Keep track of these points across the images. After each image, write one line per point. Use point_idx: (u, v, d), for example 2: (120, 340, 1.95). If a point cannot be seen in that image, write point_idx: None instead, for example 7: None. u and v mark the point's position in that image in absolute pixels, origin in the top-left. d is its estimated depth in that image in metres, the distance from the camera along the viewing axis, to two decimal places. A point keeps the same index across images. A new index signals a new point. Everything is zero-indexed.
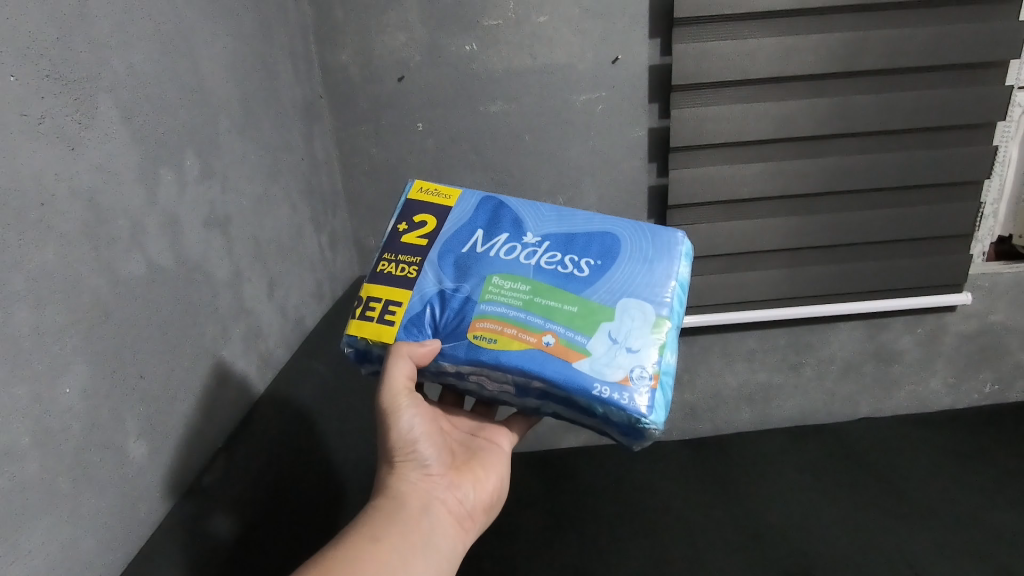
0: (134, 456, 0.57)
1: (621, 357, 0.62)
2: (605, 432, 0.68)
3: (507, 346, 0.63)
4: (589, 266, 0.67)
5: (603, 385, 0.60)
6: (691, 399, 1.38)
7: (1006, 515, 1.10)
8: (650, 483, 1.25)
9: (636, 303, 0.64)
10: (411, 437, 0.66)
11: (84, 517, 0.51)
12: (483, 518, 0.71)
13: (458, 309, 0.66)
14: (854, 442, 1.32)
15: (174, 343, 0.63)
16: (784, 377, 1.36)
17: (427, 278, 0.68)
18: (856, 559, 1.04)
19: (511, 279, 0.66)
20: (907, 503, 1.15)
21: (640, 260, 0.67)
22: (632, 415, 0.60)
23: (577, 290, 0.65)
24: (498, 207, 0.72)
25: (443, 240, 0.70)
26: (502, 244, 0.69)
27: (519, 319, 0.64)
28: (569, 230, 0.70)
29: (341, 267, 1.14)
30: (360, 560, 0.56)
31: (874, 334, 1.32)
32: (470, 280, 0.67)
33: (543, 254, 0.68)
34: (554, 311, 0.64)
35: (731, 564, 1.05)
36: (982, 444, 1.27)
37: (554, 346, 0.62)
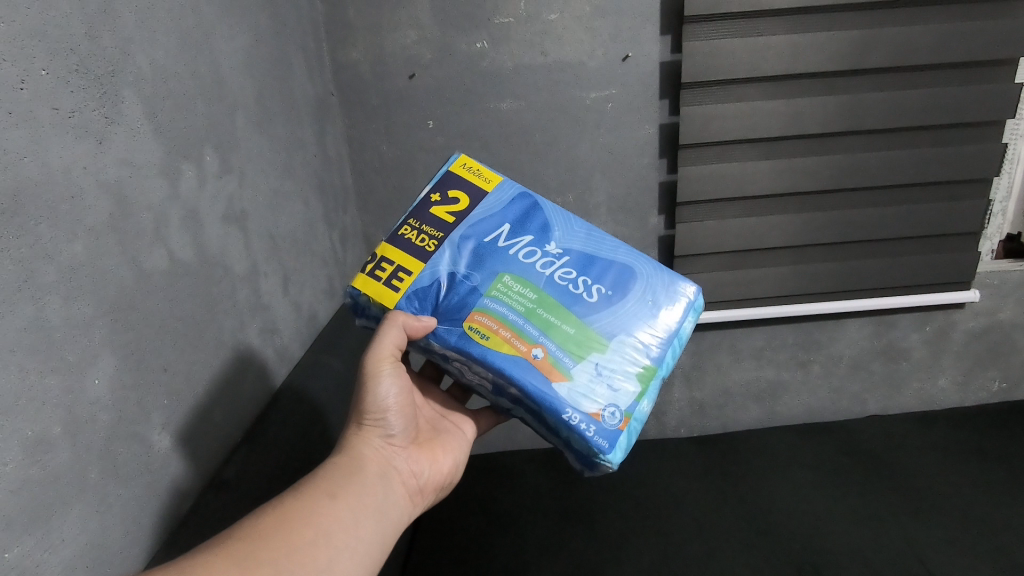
0: (159, 448, 0.57)
1: (600, 390, 0.63)
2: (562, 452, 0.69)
3: (497, 346, 0.64)
4: (600, 293, 0.67)
5: (575, 411, 0.61)
6: (699, 396, 1.38)
7: (1017, 511, 1.10)
8: (660, 479, 1.25)
9: (629, 344, 0.65)
10: (386, 404, 0.66)
11: (112, 507, 0.51)
12: (432, 496, 0.70)
13: (463, 297, 0.66)
14: (863, 439, 1.32)
15: (195, 336, 0.63)
16: (792, 374, 1.37)
17: (442, 257, 0.68)
18: (867, 555, 1.04)
19: (521, 284, 0.67)
20: (917, 500, 1.15)
21: (648, 302, 0.68)
22: (592, 448, 0.61)
23: (580, 313, 0.66)
24: (532, 208, 0.72)
25: (470, 223, 0.70)
26: (523, 246, 0.69)
27: (516, 325, 0.64)
28: (592, 251, 0.70)
29: (352, 263, 1.15)
30: (313, 512, 0.55)
31: (882, 332, 1.32)
32: (481, 271, 0.67)
33: (559, 267, 0.68)
34: (552, 326, 0.65)
35: (742, 559, 1.05)
36: (992, 441, 1.28)
37: (540, 360, 0.63)
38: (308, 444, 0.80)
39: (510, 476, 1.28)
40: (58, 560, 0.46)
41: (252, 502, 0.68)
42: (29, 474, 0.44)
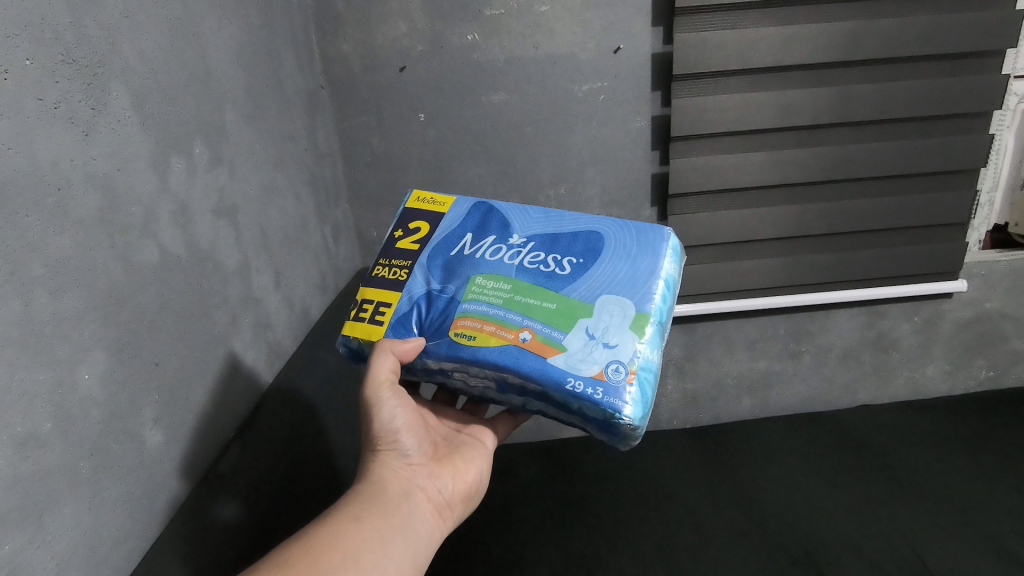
0: (153, 444, 0.57)
1: (598, 352, 0.61)
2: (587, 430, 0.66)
3: (485, 342, 0.63)
4: (571, 264, 0.67)
5: (577, 379, 0.60)
6: (691, 388, 1.39)
7: (1005, 496, 1.12)
8: (654, 470, 1.26)
9: (615, 300, 0.63)
10: (394, 426, 0.66)
11: (105, 503, 0.51)
12: (461, 508, 0.69)
13: (443, 309, 0.67)
14: (853, 428, 1.34)
15: (187, 331, 0.63)
16: (783, 365, 1.38)
17: (416, 281, 0.69)
18: (858, 542, 1.05)
19: (494, 278, 0.67)
20: (907, 487, 1.16)
21: (622, 258, 0.67)
22: (606, 411, 0.59)
23: (558, 288, 0.65)
24: (489, 210, 0.73)
25: (433, 244, 0.71)
26: (488, 246, 0.70)
27: (498, 317, 0.64)
28: (555, 231, 0.70)
29: (344, 258, 1.14)
30: (338, 539, 0.54)
31: (872, 322, 1.33)
32: (455, 280, 0.68)
33: (527, 254, 0.68)
34: (533, 308, 0.64)
35: (735, 547, 1.06)
36: (980, 428, 1.29)
37: (530, 342, 0.62)
38: (303, 440, 0.80)
39: (506, 470, 1.29)
40: (51, 556, 0.46)
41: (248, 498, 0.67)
42: (20, 469, 0.44)
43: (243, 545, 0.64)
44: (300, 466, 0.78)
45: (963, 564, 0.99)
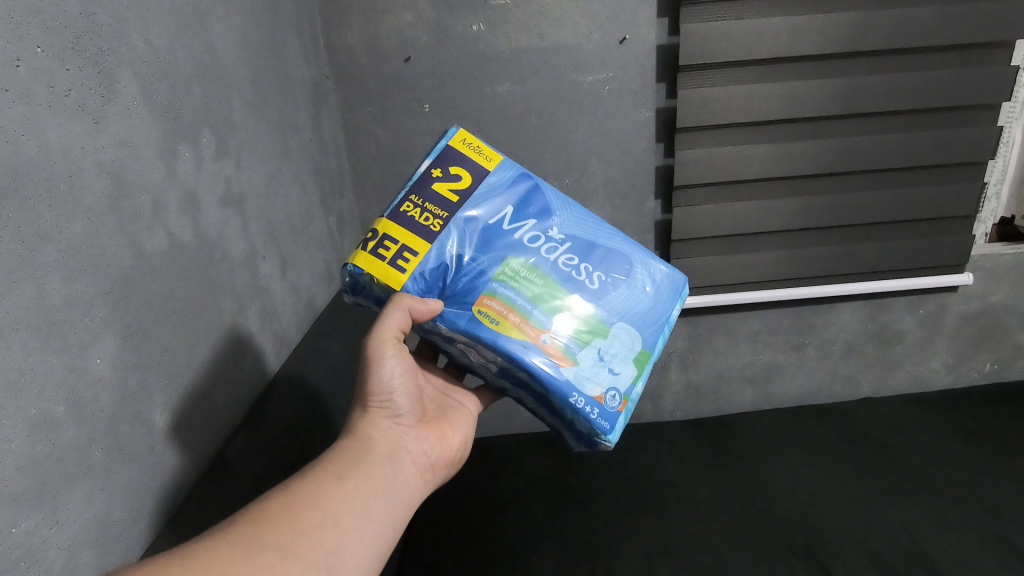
0: (163, 430, 0.58)
1: (603, 375, 0.65)
2: (557, 430, 0.72)
3: (506, 331, 0.64)
4: (600, 280, 0.68)
5: (580, 395, 0.63)
6: (694, 380, 1.40)
7: (1007, 489, 1.12)
8: (656, 461, 1.27)
9: (629, 331, 0.67)
10: (390, 385, 0.66)
11: (117, 486, 0.52)
12: (444, 474, 0.71)
13: (469, 281, 0.66)
14: (856, 420, 1.34)
15: (195, 318, 0.63)
16: (786, 358, 1.38)
17: (448, 238, 0.66)
18: (859, 533, 1.06)
19: (528, 268, 0.67)
20: (910, 479, 1.17)
21: (646, 289, 0.69)
22: (594, 429, 0.63)
23: (583, 299, 0.67)
24: (534, 189, 0.71)
25: (474, 203, 0.68)
26: (527, 229, 0.69)
27: (524, 310, 0.65)
28: (595, 238, 0.71)
29: (349, 248, 1.15)
30: (322, 497, 0.54)
31: (876, 315, 1.33)
32: (488, 254, 0.67)
33: (562, 253, 0.69)
34: (558, 312, 0.66)
35: (737, 539, 1.07)
36: (983, 421, 1.29)
37: (548, 345, 0.64)
38: (309, 426, 0.81)
39: (509, 459, 1.30)
40: (65, 537, 0.47)
41: (254, 483, 0.68)
42: (35, 451, 0.44)
43: None
44: (305, 451, 0.79)
45: (964, 557, 1.00)
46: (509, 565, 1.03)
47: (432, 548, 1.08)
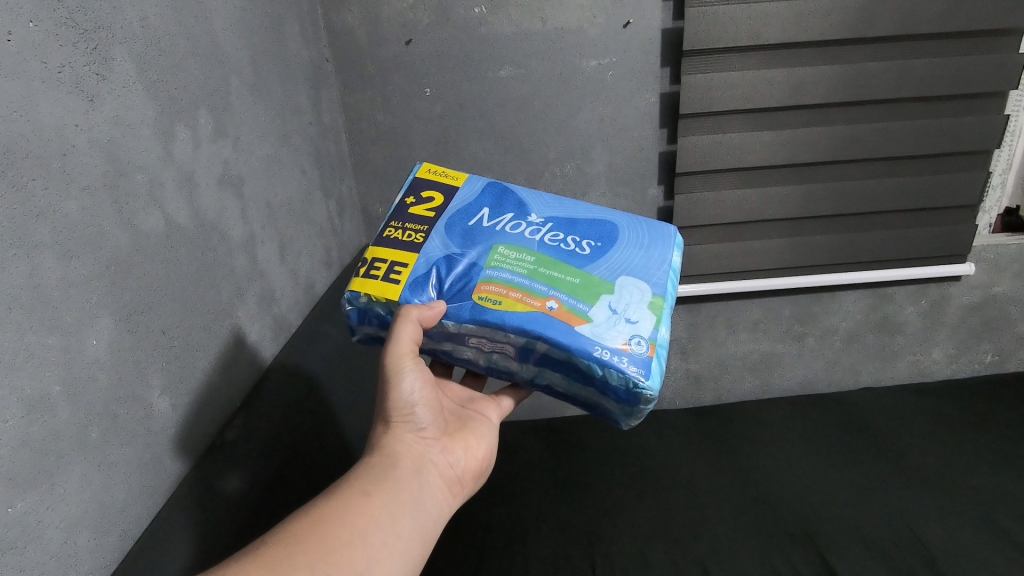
0: (157, 416, 0.57)
1: (620, 326, 0.62)
2: (598, 405, 0.67)
3: (511, 307, 0.62)
4: (590, 245, 0.68)
5: (603, 348, 0.60)
6: (694, 368, 1.40)
7: (1005, 479, 1.12)
8: (655, 448, 1.27)
9: (634, 281, 0.65)
10: (411, 399, 0.66)
11: (112, 469, 0.52)
12: (471, 485, 0.70)
13: (463, 273, 0.65)
14: (855, 408, 1.34)
15: (193, 300, 0.63)
16: (787, 347, 1.38)
17: (434, 245, 0.68)
18: (856, 520, 1.06)
19: (517, 249, 0.67)
20: (908, 468, 1.17)
21: (638, 246, 0.69)
22: (629, 379, 0.59)
23: (579, 264, 0.66)
24: (504, 191, 0.74)
25: (450, 213, 0.71)
26: (507, 221, 0.70)
27: (523, 285, 0.64)
28: (572, 215, 0.72)
29: (349, 233, 1.14)
30: (349, 513, 0.54)
31: (877, 304, 1.33)
32: (475, 247, 0.67)
33: (546, 232, 0.69)
34: (557, 280, 0.64)
35: (735, 527, 1.07)
36: (983, 410, 1.30)
37: (556, 310, 0.62)
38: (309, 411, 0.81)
39: (509, 446, 1.30)
40: (62, 516, 0.47)
41: (254, 466, 0.68)
42: (31, 430, 0.44)
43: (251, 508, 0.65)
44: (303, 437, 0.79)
45: (960, 547, 1.00)
46: (508, 550, 1.04)
47: None
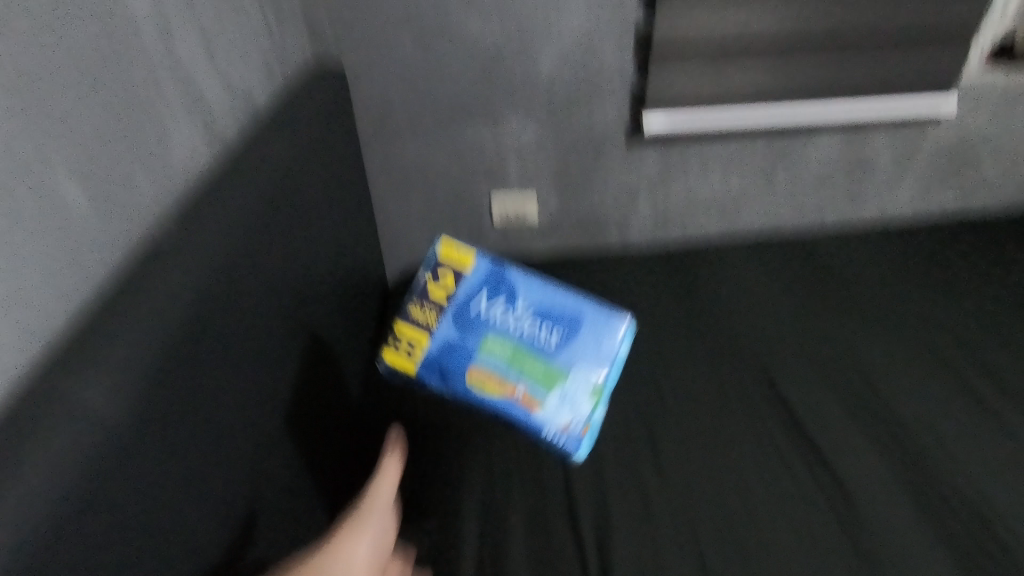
0: (115, 194, 0.59)
1: (568, 412, 0.89)
2: (553, 452, 0.96)
3: (492, 391, 0.91)
4: (557, 339, 0.90)
5: (552, 428, 0.89)
6: (666, 207, 1.48)
7: (940, 306, 1.24)
8: (623, 288, 1.35)
9: (586, 372, 0.89)
10: (379, 528, 0.63)
11: (67, 234, 0.54)
12: None
13: (461, 361, 0.92)
14: (817, 251, 1.44)
15: (94, 81, 0.57)
16: (757, 186, 1.45)
17: (444, 330, 0.94)
18: (797, 346, 1.16)
19: (502, 340, 0.92)
20: (854, 303, 1.26)
21: (594, 337, 0.90)
22: (566, 450, 0.90)
23: (546, 357, 0.90)
24: (502, 274, 0.93)
25: (456, 300, 0.94)
26: (498, 308, 0.92)
27: (502, 373, 0.91)
28: (551, 304, 0.92)
29: (290, 45, 1.04)
30: None
31: (853, 143, 1.39)
32: (472, 335, 0.92)
33: (525, 321, 0.91)
34: (528, 369, 0.90)
35: (686, 355, 1.14)
36: (940, 254, 1.39)
37: (523, 397, 0.90)
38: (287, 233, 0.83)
39: None
40: None
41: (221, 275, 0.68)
42: None
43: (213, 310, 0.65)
44: (281, 257, 0.82)
45: (888, 369, 1.10)
46: None
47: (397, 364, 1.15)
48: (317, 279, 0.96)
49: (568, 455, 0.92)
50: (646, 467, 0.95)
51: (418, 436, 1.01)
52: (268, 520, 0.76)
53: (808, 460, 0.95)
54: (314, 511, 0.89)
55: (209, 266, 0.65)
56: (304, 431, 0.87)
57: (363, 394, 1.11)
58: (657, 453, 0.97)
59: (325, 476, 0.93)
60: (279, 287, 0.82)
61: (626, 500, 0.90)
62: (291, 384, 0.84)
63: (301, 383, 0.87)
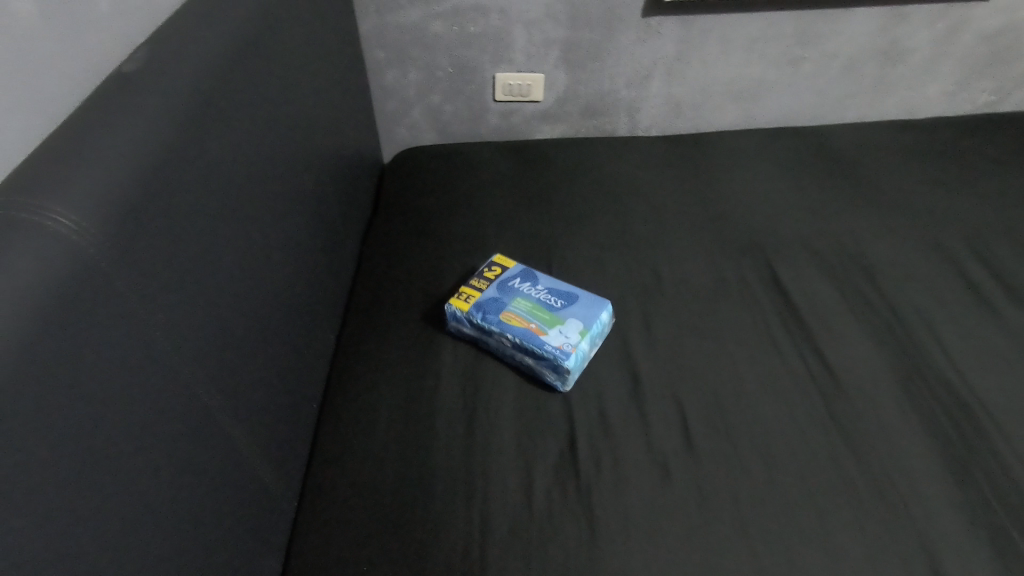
0: (64, 12, 0.53)
1: (560, 338, 0.88)
2: (535, 375, 0.90)
3: (507, 321, 0.91)
4: (559, 303, 0.94)
5: (547, 348, 0.87)
6: (678, 92, 1.39)
7: (961, 193, 1.20)
8: (628, 167, 1.31)
9: (579, 323, 0.90)
10: None
11: (12, 46, 0.48)
12: None
13: (488, 300, 0.94)
14: (837, 139, 1.38)
15: None
16: (780, 73, 1.37)
17: (490, 291, 0.96)
18: (806, 234, 1.13)
19: (519, 299, 0.95)
20: (871, 190, 1.22)
21: (585, 309, 0.93)
22: (557, 364, 0.86)
23: (552, 312, 0.93)
24: (529, 272, 1.00)
25: (499, 280, 0.99)
26: (520, 286, 0.97)
27: (518, 313, 0.92)
28: (560, 289, 0.97)
29: None
30: None
31: (891, 26, 1.31)
32: (494, 289, 0.97)
33: (541, 294, 0.96)
34: (536, 315, 0.92)
35: (690, 240, 1.12)
36: (968, 141, 1.35)
37: (530, 328, 0.90)
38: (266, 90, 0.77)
39: (474, 164, 1.31)
40: None
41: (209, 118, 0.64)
42: None
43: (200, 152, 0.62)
44: (266, 112, 0.76)
45: (897, 253, 1.08)
46: (469, 256, 1.09)
47: (395, 241, 1.13)
48: (310, 145, 0.91)
49: (553, 384, 0.89)
50: (634, 342, 0.95)
51: (416, 312, 1.00)
52: (271, 373, 0.77)
53: (796, 339, 0.95)
54: (314, 372, 0.90)
55: (181, 100, 0.60)
56: (297, 298, 0.85)
57: (354, 272, 1.10)
58: (649, 331, 0.96)
59: (319, 343, 0.93)
60: (271, 146, 0.78)
61: (613, 372, 0.91)
62: (286, 247, 0.82)
63: (294, 250, 0.85)
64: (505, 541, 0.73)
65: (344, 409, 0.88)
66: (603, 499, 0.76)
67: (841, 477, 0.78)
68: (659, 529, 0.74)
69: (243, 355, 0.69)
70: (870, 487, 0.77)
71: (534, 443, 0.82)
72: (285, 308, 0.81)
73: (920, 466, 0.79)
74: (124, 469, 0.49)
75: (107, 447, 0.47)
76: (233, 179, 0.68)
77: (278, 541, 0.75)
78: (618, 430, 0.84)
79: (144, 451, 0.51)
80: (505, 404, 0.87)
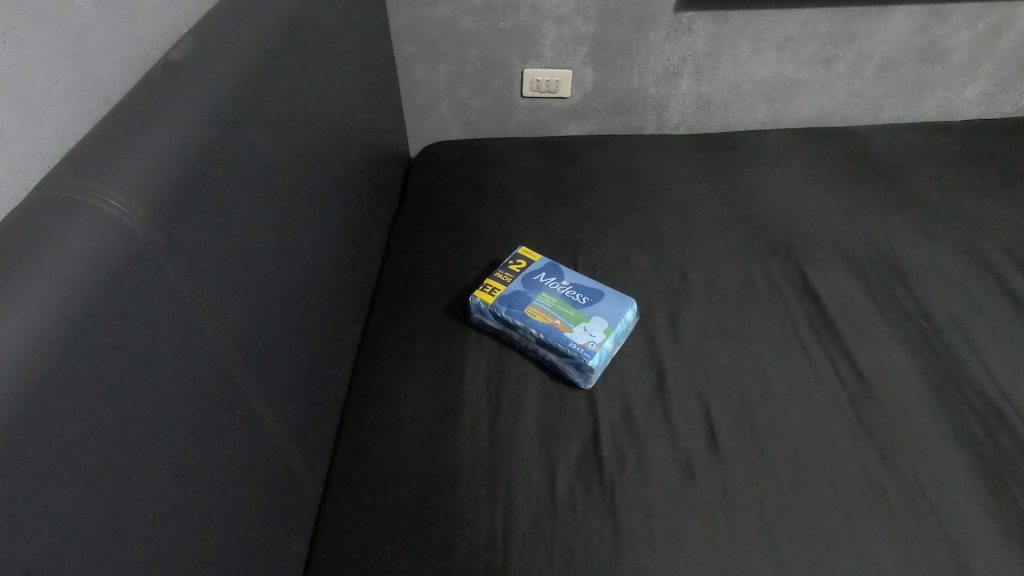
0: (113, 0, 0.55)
1: (584, 335, 0.88)
2: (558, 371, 0.90)
3: (531, 316, 0.91)
4: (585, 300, 0.94)
5: (571, 344, 0.87)
6: (708, 91, 1.37)
7: (1000, 198, 1.17)
8: (656, 166, 1.30)
9: (604, 320, 0.90)
10: None
11: (64, 35, 0.50)
12: None
13: (512, 293, 0.95)
14: (869, 140, 1.35)
15: None
16: (814, 72, 1.35)
17: (513, 284, 0.97)
18: (837, 236, 1.11)
19: (545, 294, 0.95)
20: (905, 193, 1.20)
21: (610, 306, 0.93)
22: (582, 361, 0.86)
23: (577, 308, 0.93)
24: (554, 266, 1.01)
25: (524, 273, 0.99)
26: (546, 281, 0.98)
27: (542, 308, 0.92)
28: (584, 284, 0.97)
29: None
30: None
31: (930, 26, 1.28)
32: (520, 283, 0.97)
33: (566, 290, 0.96)
34: (562, 310, 0.92)
35: (718, 240, 1.11)
36: (1007, 144, 1.31)
37: (554, 324, 0.90)
38: (302, 81, 0.78)
39: (501, 160, 1.32)
40: None
41: (248, 111, 0.65)
42: None
43: (240, 144, 0.63)
44: (300, 103, 0.77)
45: (931, 257, 1.06)
46: (495, 251, 1.09)
47: (423, 234, 1.14)
48: (343, 138, 0.92)
49: (576, 380, 0.89)
50: (659, 341, 0.94)
51: (442, 304, 1.01)
52: (301, 361, 0.78)
53: (824, 342, 0.93)
54: (340, 361, 0.91)
55: (223, 91, 0.61)
56: (326, 288, 0.86)
57: (381, 263, 1.11)
58: (674, 330, 0.96)
59: (346, 334, 0.94)
60: (308, 138, 0.79)
61: (638, 371, 0.90)
62: (317, 239, 0.83)
63: (325, 241, 0.86)
64: (527, 535, 0.73)
65: (369, 400, 0.89)
66: (627, 497, 0.76)
67: (870, 484, 0.77)
68: (681, 530, 0.73)
69: (274, 342, 0.70)
70: (899, 495, 0.75)
71: (557, 440, 0.83)
72: (316, 298, 0.82)
73: (952, 477, 0.77)
74: (160, 451, 0.50)
75: (143, 428, 0.48)
76: (269, 169, 0.69)
77: (303, 527, 0.76)
78: (642, 429, 0.83)
79: (179, 433, 0.52)
80: (529, 399, 0.87)
